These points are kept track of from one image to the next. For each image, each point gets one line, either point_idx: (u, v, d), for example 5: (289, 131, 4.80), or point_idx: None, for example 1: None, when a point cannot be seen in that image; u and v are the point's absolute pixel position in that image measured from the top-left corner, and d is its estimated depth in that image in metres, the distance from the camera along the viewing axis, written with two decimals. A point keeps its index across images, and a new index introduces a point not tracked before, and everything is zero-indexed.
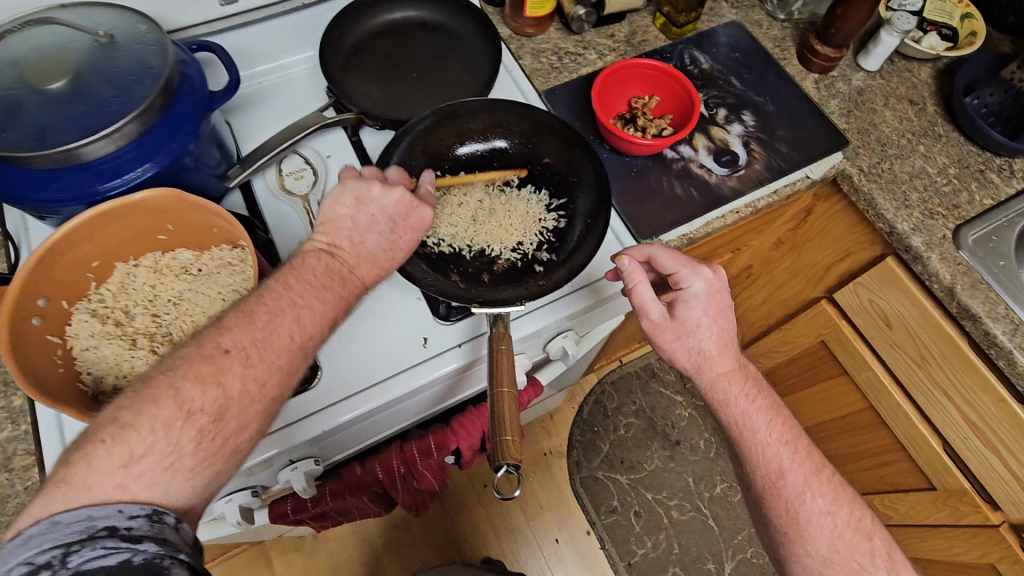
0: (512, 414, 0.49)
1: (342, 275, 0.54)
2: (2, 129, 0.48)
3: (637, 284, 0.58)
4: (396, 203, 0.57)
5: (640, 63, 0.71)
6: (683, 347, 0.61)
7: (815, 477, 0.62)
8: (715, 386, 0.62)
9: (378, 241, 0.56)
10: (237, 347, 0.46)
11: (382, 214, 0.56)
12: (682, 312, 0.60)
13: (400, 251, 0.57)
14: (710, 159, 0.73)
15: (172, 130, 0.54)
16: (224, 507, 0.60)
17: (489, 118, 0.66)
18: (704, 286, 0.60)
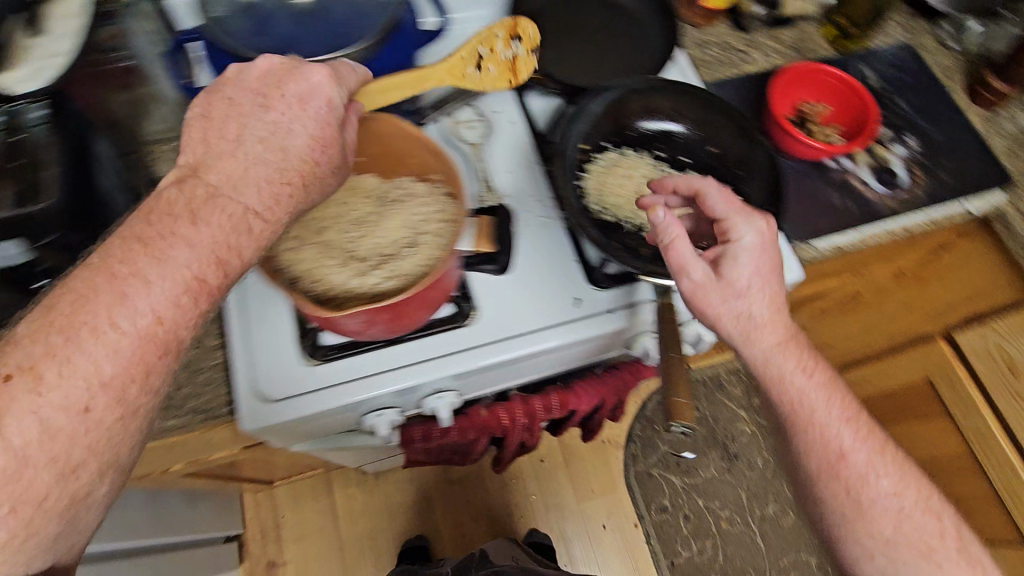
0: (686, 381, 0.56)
1: (202, 205, 0.41)
2: (256, 34, 0.52)
3: (676, 239, 0.53)
4: (277, 98, 0.46)
5: (828, 70, 0.71)
6: (731, 311, 0.54)
7: (874, 454, 0.59)
8: (770, 358, 0.56)
9: (263, 153, 0.44)
10: (38, 356, 0.35)
11: (269, 117, 0.46)
12: (731, 270, 0.54)
13: (303, 156, 0.46)
14: (871, 175, 0.73)
15: (388, 63, 0.57)
16: (374, 421, 0.62)
17: (673, 100, 0.68)
18: (755, 236, 0.54)
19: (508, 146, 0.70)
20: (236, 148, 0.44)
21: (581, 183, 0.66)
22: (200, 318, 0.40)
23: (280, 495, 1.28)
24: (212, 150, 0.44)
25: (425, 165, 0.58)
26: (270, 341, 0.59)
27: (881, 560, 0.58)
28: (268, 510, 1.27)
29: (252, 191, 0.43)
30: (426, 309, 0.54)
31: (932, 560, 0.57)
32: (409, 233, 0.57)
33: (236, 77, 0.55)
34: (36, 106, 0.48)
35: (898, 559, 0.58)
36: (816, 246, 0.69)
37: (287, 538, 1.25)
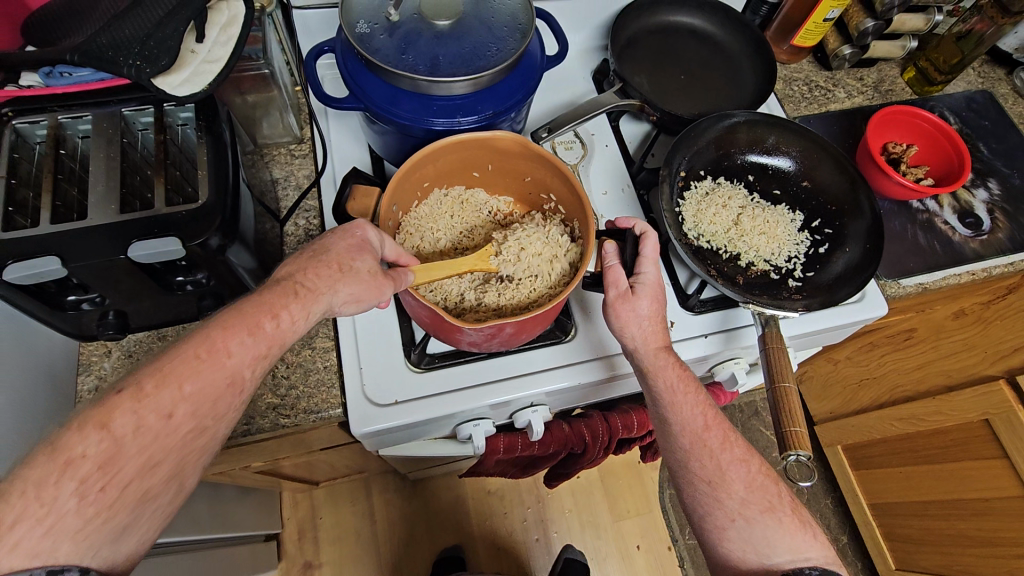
0: (800, 408, 0.54)
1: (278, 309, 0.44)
2: (402, 51, 0.54)
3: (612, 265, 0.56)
4: (341, 239, 0.49)
5: (924, 115, 0.73)
6: (635, 319, 0.55)
7: (711, 420, 0.56)
8: (655, 354, 0.55)
9: (325, 271, 0.47)
10: (129, 383, 0.38)
11: (336, 245, 0.49)
12: (642, 286, 0.56)
13: (356, 261, 0.48)
14: (955, 218, 0.74)
15: (514, 86, 0.59)
16: (470, 430, 0.62)
17: (777, 133, 0.70)
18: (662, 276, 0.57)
19: (605, 170, 0.73)
20: (302, 265, 0.47)
21: (681, 207, 0.68)
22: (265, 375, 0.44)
23: (318, 495, 1.29)
24: (300, 262, 0.47)
25: (543, 185, 0.60)
26: (379, 349, 0.60)
27: (742, 524, 0.53)
28: (305, 510, 1.27)
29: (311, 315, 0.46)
30: (546, 322, 0.54)
31: (773, 518, 0.53)
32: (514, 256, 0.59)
33: (370, 90, 0.57)
34: (182, 108, 0.53)
35: (759, 525, 0.53)
36: (902, 284, 0.70)
37: (323, 540, 1.25)
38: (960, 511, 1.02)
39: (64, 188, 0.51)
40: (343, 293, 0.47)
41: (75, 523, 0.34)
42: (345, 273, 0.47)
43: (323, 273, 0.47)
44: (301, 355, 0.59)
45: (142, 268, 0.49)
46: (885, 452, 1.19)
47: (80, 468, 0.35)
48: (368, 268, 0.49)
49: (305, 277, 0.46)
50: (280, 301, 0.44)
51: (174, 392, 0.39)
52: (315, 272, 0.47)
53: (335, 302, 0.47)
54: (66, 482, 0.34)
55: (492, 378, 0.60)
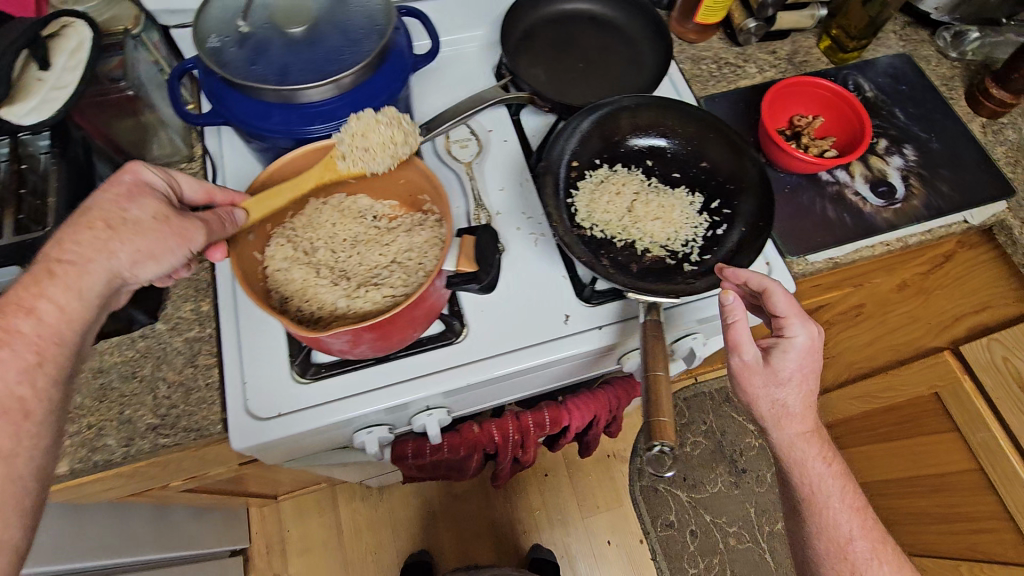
0: (668, 396, 0.51)
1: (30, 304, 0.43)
2: (251, 62, 0.54)
3: (737, 321, 0.55)
4: (106, 193, 0.48)
5: (821, 83, 0.70)
6: (767, 396, 0.58)
7: (859, 531, 0.63)
8: (793, 445, 0.61)
9: (91, 230, 0.45)
10: None
11: (101, 203, 0.47)
12: (779, 361, 0.56)
13: (133, 210, 0.47)
14: (866, 187, 0.72)
15: (378, 87, 0.58)
16: (363, 438, 0.62)
17: (660, 115, 0.68)
18: (809, 338, 0.56)
19: (501, 164, 0.72)
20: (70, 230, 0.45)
21: (572, 199, 0.66)
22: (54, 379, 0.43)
23: (286, 508, 1.29)
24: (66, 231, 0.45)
25: (416, 187, 0.59)
26: (263, 362, 0.59)
27: None
28: (274, 523, 1.28)
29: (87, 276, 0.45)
30: (412, 326, 0.54)
31: None
32: (387, 256, 0.59)
33: (229, 104, 0.57)
34: (40, 137, 0.52)
35: None
36: (809, 260, 0.68)
37: (292, 552, 1.26)
38: (919, 487, 1.00)
39: None
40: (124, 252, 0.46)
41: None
42: (119, 228, 0.46)
43: (91, 235, 0.45)
44: (183, 373, 0.59)
45: None
46: (849, 431, 1.17)
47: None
48: (151, 216, 0.48)
49: (65, 245, 0.44)
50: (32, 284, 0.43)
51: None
52: (78, 237, 0.45)
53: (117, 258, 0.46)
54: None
55: (380, 385, 0.60)
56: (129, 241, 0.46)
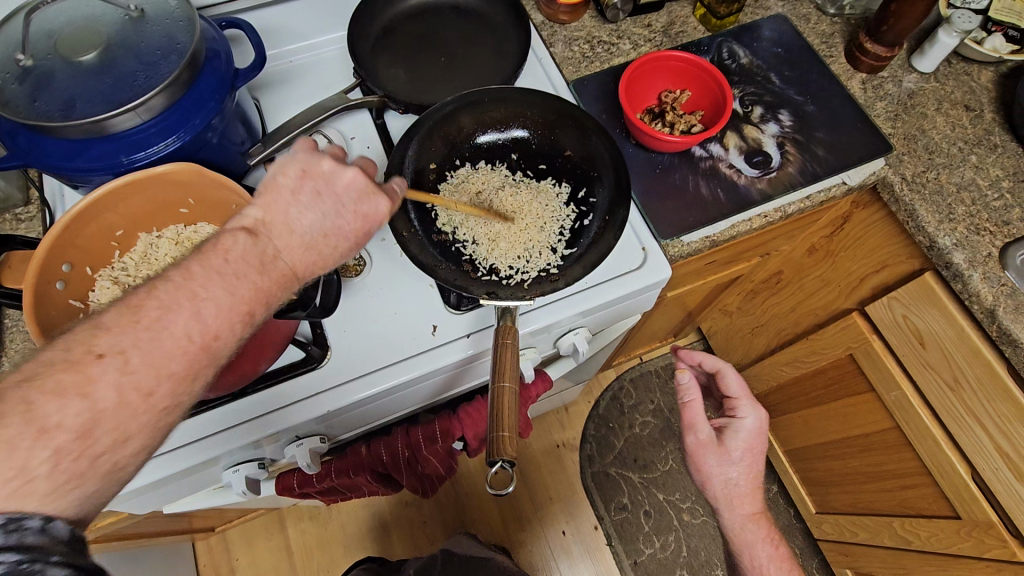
0: (512, 409, 0.49)
1: (266, 262, 0.45)
2: (33, 98, 0.50)
3: (692, 401, 0.75)
4: (330, 178, 0.49)
5: (670, 54, 0.68)
6: (719, 469, 0.76)
7: None
8: (742, 518, 0.77)
9: (316, 212, 0.48)
10: None
11: (335, 183, 0.49)
12: (729, 439, 0.76)
13: (350, 216, 0.50)
14: (741, 159, 0.70)
15: (193, 106, 0.55)
16: (230, 478, 0.60)
17: (513, 106, 0.65)
18: (755, 419, 0.76)
19: None
20: (283, 183, 0.48)
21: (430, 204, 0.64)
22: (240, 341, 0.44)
23: (233, 537, 1.26)
24: (270, 187, 0.48)
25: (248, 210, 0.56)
26: None
27: None
28: (221, 554, 1.25)
29: (303, 259, 0.48)
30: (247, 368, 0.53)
31: None
32: None
33: (26, 144, 0.53)
34: None
35: None
36: (684, 242, 0.66)
37: None
38: (849, 449, 1.00)
39: None
40: (316, 218, 0.48)
41: (45, 485, 0.33)
42: (327, 215, 0.48)
43: (304, 209, 0.48)
44: None
45: None
46: (783, 398, 1.16)
47: (57, 436, 0.35)
48: (351, 224, 0.50)
49: (294, 213, 0.47)
50: (252, 252, 0.45)
51: (119, 365, 0.38)
52: (293, 206, 0.48)
53: (321, 240, 0.48)
54: (40, 449, 0.34)
55: (235, 423, 0.57)
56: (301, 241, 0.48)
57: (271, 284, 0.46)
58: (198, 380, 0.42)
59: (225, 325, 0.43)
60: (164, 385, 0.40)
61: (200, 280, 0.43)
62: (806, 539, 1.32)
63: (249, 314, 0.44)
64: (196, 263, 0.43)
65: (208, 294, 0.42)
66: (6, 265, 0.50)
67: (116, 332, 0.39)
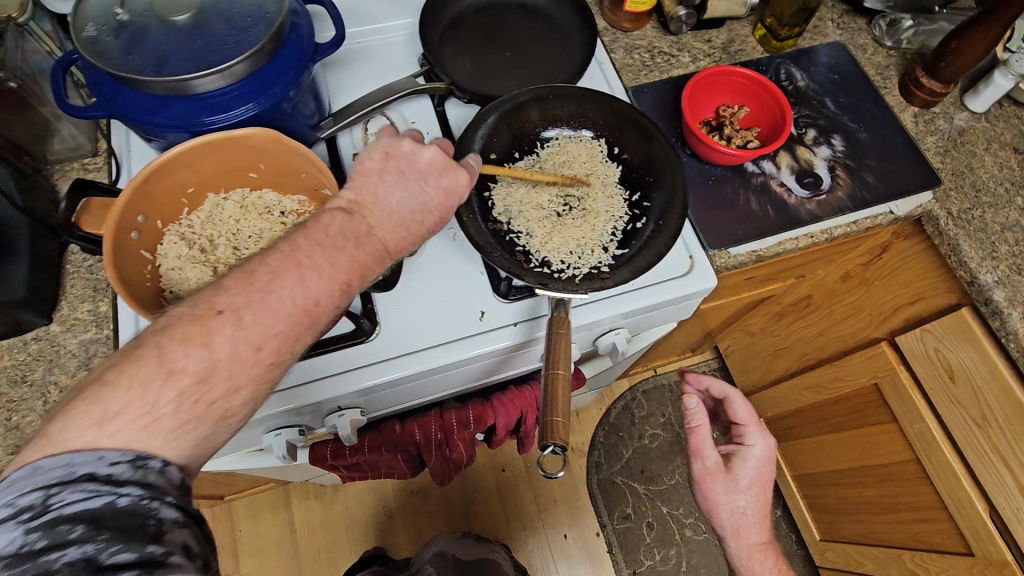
0: (565, 396, 0.50)
1: (362, 237, 0.47)
2: (127, 52, 0.51)
3: (699, 430, 0.72)
4: (417, 167, 0.52)
5: (734, 70, 0.69)
6: (726, 498, 0.75)
7: None
8: (750, 553, 0.75)
9: (407, 189, 0.51)
10: None
11: (420, 167, 0.52)
12: (738, 466, 0.75)
13: (436, 198, 0.52)
14: (792, 178, 0.71)
15: (275, 76, 0.56)
16: (271, 440, 0.62)
17: (576, 106, 0.67)
18: (764, 447, 0.75)
19: None
20: (370, 167, 0.51)
21: (488, 193, 0.65)
22: (338, 312, 0.46)
23: (238, 509, 1.27)
24: (361, 172, 0.51)
25: (317, 180, 0.58)
26: None
27: None
28: (225, 524, 1.26)
29: (393, 241, 0.49)
30: None
31: None
32: None
33: (111, 96, 0.54)
34: None
35: None
36: (731, 254, 0.67)
37: (243, 552, 1.24)
38: (865, 477, 1.00)
39: None
40: (407, 196, 0.51)
41: (169, 426, 0.36)
42: (411, 192, 0.51)
43: (393, 189, 0.50)
44: (77, 377, 0.57)
45: None
46: (800, 421, 1.16)
47: (181, 380, 0.37)
48: (438, 200, 0.52)
49: (383, 192, 0.50)
50: (353, 228, 0.47)
51: (233, 323, 0.39)
52: (383, 184, 0.50)
53: (411, 220, 0.50)
54: (166, 392, 0.36)
55: (282, 388, 0.58)
56: (400, 228, 0.50)
57: (367, 259, 0.47)
58: (300, 342, 0.43)
59: (327, 292, 0.44)
60: (270, 343, 0.41)
61: (304, 251, 0.44)
62: (806, 567, 1.32)
63: (348, 285, 0.45)
64: (303, 240, 0.45)
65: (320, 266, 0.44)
66: (83, 208, 0.51)
67: (234, 292, 0.41)
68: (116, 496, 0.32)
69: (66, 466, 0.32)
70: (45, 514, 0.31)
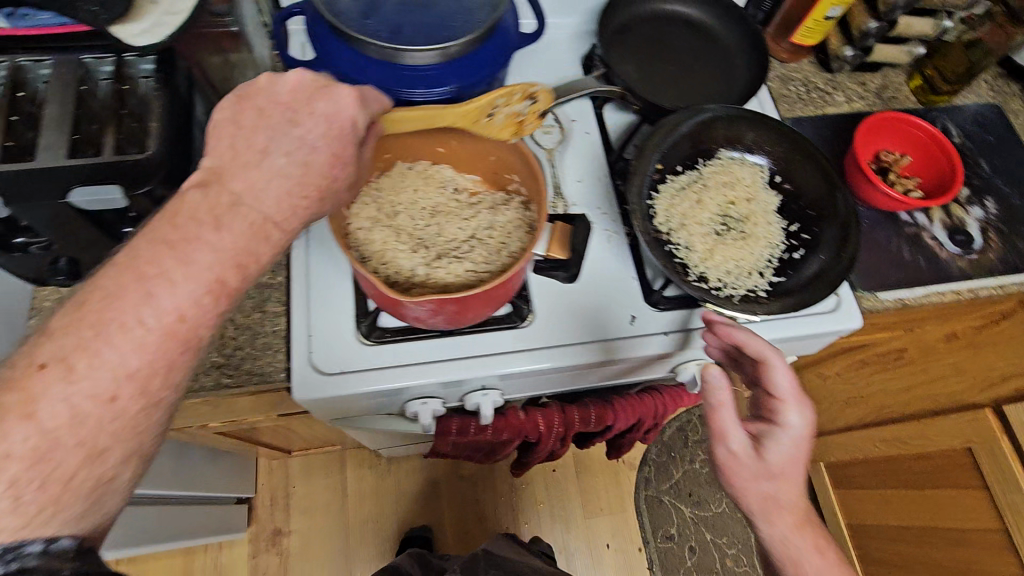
0: (746, 413, 0.53)
1: (223, 213, 0.40)
2: (366, 16, 0.54)
3: (721, 405, 0.54)
4: (306, 112, 0.44)
5: (914, 122, 0.70)
6: (757, 495, 0.55)
7: None
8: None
9: (283, 141, 0.43)
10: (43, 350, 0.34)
11: (290, 119, 0.44)
12: (771, 450, 0.54)
13: (322, 148, 0.44)
14: (944, 233, 0.71)
15: (481, 61, 0.57)
16: (418, 408, 0.63)
17: (748, 130, 0.68)
18: (803, 426, 0.54)
19: (581, 156, 0.72)
20: (224, 116, 0.44)
21: (653, 202, 0.66)
22: (219, 317, 0.39)
23: (294, 466, 1.29)
24: (217, 125, 0.43)
25: (507, 164, 0.58)
26: (333, 322, 0.59)
27: None
28: (280, 478, 1.28)
29: (274, 202, 0.42)
30: (492, 304, 0.54)
31: None
32: (467, 231, 0.59)
33: (325, 50, 0.56)
34: (144, 59, 0.52)
35: None
36: (880, 299, 0.68)
37: (295, 508, 1.27)
38: (937, 540, 0.99)
39: (19, 129, 0.49)
40: (274, 135, 0.43)
41: (13, 523, 0.30)
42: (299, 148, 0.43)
43: (257, 140, 0.43)
44: (251, 317, 0.59)
45: (85, 215, 0.48)
46: (868, 472, 1.16)
47: (9, 466, 0.31)
48: (322, 141, 0.44)
49: (242, 146, 0.42)
50: (210, 205, 0.40)
51: (62, 374, 0.33)
52: (252, 135, 0.43)
53: (297, 167, 0.43)
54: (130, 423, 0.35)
55: (441, 359, 0.60)
56: (273, 193, 0.42)
57: (239, 235, 0.40)
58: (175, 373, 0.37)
59: (194, 305, 0.37)
60: (126, 388, 0.35)
61: (146, 259, 0.37)
62: None
63: (224, 281, 0.39)
64: (145, 237, 0.38)
65: (195, 259, 0.38)
66: None
67: (59, 336, 0.34)
68: None
69: None
70: None
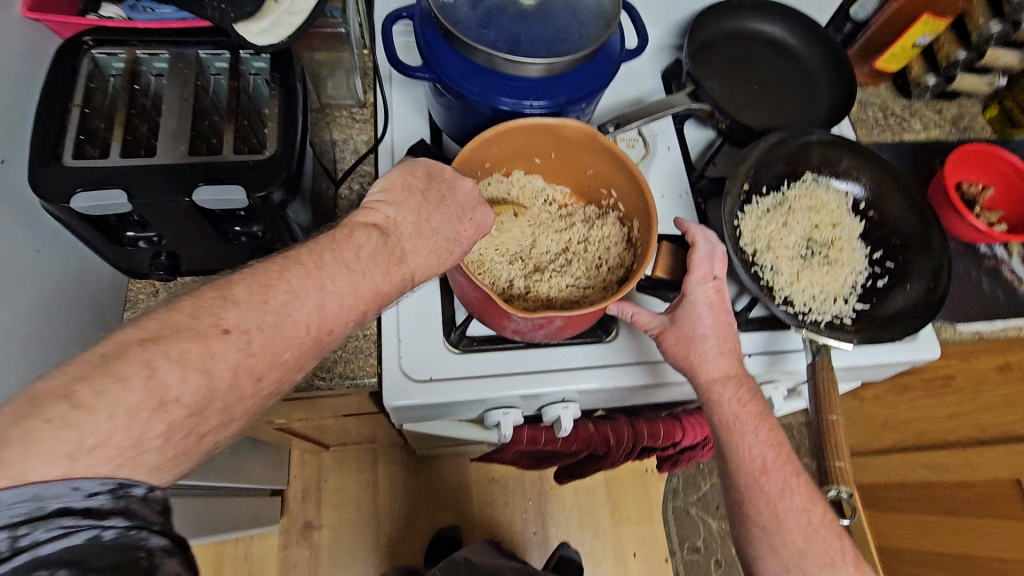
0: (846, 444, 0.52)
1: (391, 263, 0.45)
2: (483, 26, 0.54)
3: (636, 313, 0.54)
4: (466, 219, 0.51)
5: (1010, 157, 0.69)
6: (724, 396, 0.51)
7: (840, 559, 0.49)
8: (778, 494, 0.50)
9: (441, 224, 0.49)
10: (187, 338, 0.35)
11: (456, 228, 0.50)
12: (684, 323, 0.53)
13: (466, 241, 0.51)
14: (1022, 267, 0.71)
15: (589, 75, 0.56)
16: (499, 417, 0.62)
17: (836, 154, 0.68)
18: (701, 295, 0.53)
19: (664, 172, 0.72)
20: (409, 181, 0.49)
21: (741, 221, 0.65)
22: (332, 344, 0.42)
23: (326, 460, 1.29)
24: (394, 189, 0.49)
25: (608, 179, 0.59)
26: (424, 327, 0.59)
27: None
28: (312, 471, 1.28)
29: (421, 271, 0.48)
30: (593, 320, 0.53)
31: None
32: (561, 244, 0.60)
33: (433, 55, 0.55)
34: (258, 57, 0.52)
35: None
36: (958, 330, 0.68)
37: (326, 502, 1.27)
38: None
39: (135, 123, 0.50)
40: (444, 221, 0.49)
41: (154, 460, 0.32)
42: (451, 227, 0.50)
43: (417, 210, 0.48)
44: None
45: (204, 213, 0.48)
46: (904, 496, 1.17)
47: (172, 412, 0.33)
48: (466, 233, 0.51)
49: (402, 226, 0.47)
50: (376, 254, 0.44)
51: (242, 345, 0.36)
52: (419, 218, 0.48)
53: (443, 253, 0.49)
54: (156, 422, 0.32)
55: (529, 370, 0.59)
56: (425, 268, 0.48)
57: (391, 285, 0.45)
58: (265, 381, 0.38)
59: (343, 318, 0.42)
60: (272, 372, 0.38)
61: (276, 274, 0.40)
62: None
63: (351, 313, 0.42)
64: (271, 267, 0.40)
65: (282, 284, 0.39)
66: None
67: (242, 308, 0.37)
68: (101, 529, 0.28)
69: (34, 500, 0.27)
70: (18, 556, 0.26)
